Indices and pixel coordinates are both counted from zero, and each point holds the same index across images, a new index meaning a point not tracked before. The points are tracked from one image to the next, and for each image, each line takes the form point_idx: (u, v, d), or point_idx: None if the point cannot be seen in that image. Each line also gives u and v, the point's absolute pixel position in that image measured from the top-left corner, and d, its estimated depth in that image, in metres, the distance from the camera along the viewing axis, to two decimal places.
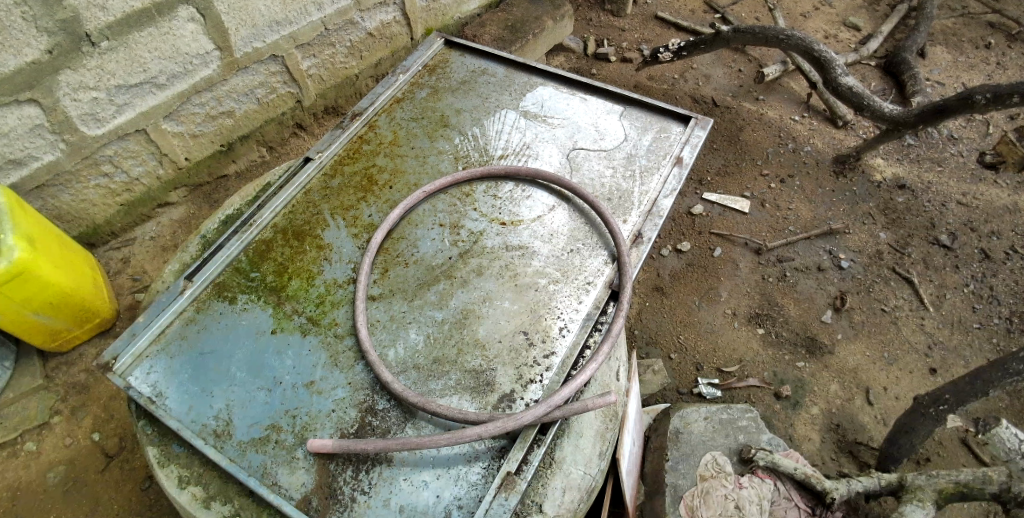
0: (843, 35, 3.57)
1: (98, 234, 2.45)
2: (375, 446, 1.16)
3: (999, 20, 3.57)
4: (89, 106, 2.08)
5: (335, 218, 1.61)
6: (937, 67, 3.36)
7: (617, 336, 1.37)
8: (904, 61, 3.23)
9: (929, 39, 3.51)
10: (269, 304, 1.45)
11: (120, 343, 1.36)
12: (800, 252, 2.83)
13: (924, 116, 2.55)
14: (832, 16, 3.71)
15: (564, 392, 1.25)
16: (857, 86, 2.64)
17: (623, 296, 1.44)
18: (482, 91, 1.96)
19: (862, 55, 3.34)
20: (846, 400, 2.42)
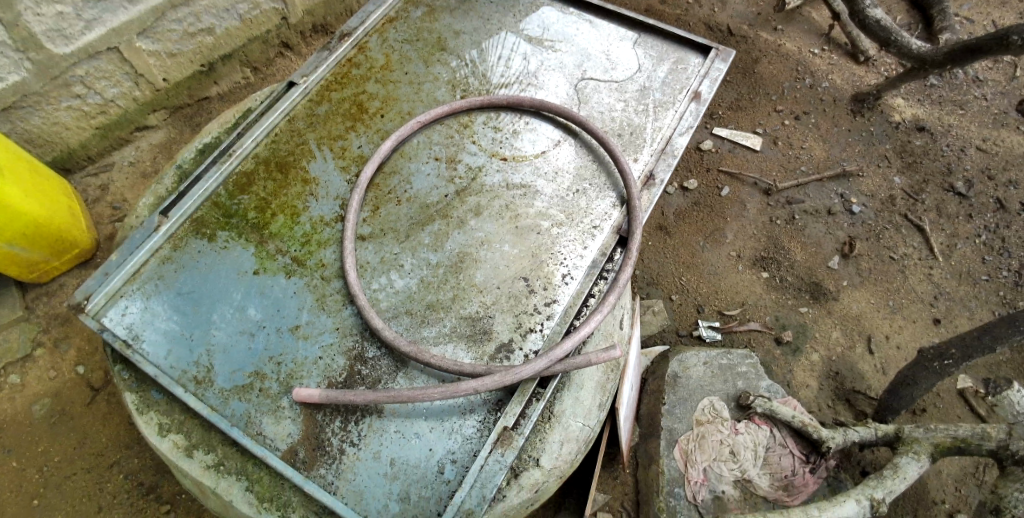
0: None
1: (73, 158, 2.31)
2: (365, 398, 1.10)
3: None
4: (53, 20, 1.88)
5: (321, 149, 1.48)
6: (968, 2, 3.11)
7: (625, 286, 1.28)
8: None
9: None
10: (251, 242, 1.34)
11: (93, 282, 1.27)
12: (810, 194, 2.71)
13: (954, 55, 2.34)
14: None
15: (566, 345, 1.17)
16: (886, 19, 2.45)
17: (633, 243, 1.34)
18: (483, 10, 1.77)
19: None
20: (847, 348, 2.38)
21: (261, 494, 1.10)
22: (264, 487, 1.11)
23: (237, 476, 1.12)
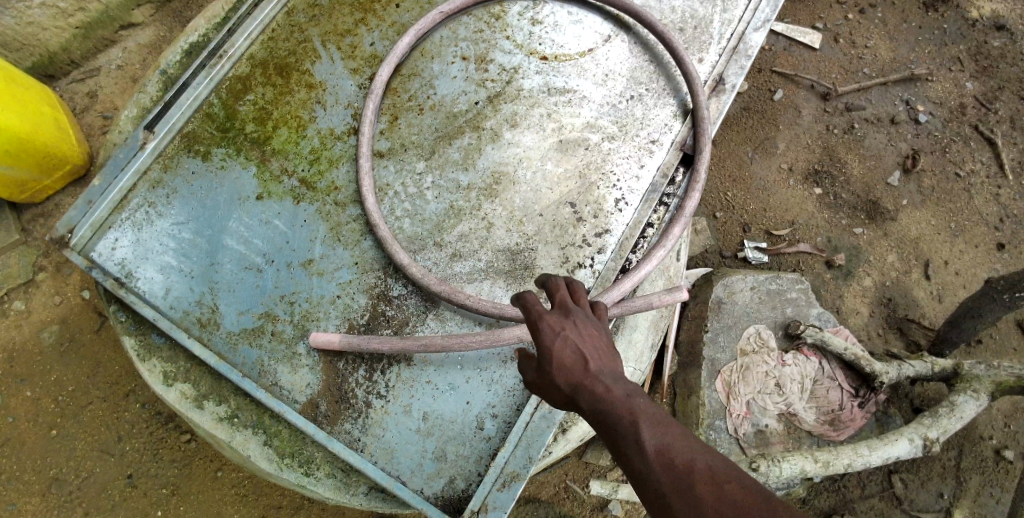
0: None
1: (55, 63, 2.07)
2: (392, 346, 0.96)
3: None
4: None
5: (327, 47, 1.24)
6: None
7: (692, 214, 1.09)
8: None
9: None
10: (252, 161, 1.15)
11: (75, 212, 1.10)
12: (873, 101, 2.40)
13: None
14: None
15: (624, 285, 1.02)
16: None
17: (702, 161, 1.13)
18: None
19: None
20: (902, 273, 2.20)
21: (281, 450, 1.00)
22: (284, 443, 1.00)
23: (253, 430, 1.01)
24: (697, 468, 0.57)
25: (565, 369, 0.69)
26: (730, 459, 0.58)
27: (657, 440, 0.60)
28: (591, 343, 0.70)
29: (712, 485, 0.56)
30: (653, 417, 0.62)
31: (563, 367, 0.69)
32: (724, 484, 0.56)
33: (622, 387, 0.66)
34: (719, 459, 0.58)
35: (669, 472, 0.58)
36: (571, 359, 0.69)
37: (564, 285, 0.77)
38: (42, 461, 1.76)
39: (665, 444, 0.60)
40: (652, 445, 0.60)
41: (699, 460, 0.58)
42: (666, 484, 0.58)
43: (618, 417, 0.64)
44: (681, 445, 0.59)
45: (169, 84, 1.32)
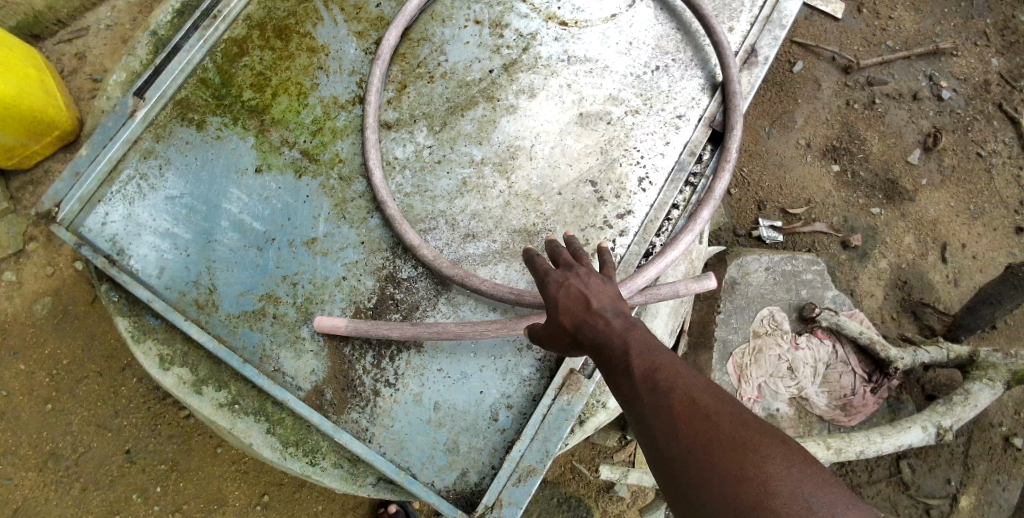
0: None
1: (41, 22, 1.98)
2: (402, 333, 0.91)
3: None
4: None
5: (330, 8, 1.15)
6: None
7: (721, 196, 1.03)
8: None
9: None
10: (250, 130, 1.07)
11: (61, 185, 1.03)
12: (895, 75, 2.30)
13: None
14: None
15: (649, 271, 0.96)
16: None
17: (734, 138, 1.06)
18: None
19: None
20: (918, 255, 2.14)
21: (284, 439, 0.96)
22: (287, 431, 0.96)
23: (255, 418, 0.96)
24: (681, 387, 0.62)
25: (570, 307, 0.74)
26: (713, 383, 0.62)
27: (649, 363, 0.65)
28: (598, 283, 0.75)
29: (693, 402, 0.60)
30: (646, 346, 0.67)
31: (568, 306, 0.74)
32: (703, 400, 0.60)
33: (622, 321, 0.70)
34: (702, 381, 0.62)
35: (655, 391, 0.63)
36: (575, 296, 0.74)
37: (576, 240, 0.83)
38: (37, 436, 1.72)
39: (655, 365, 0.65)
40: (644, 369, 0.65)
41: (685, 380, 0.62)
42: (653, 401, 0.62)
43: (615, 346, 0.68)
44: (668, 368, 0.64)
45: (161, 45, 1.23)
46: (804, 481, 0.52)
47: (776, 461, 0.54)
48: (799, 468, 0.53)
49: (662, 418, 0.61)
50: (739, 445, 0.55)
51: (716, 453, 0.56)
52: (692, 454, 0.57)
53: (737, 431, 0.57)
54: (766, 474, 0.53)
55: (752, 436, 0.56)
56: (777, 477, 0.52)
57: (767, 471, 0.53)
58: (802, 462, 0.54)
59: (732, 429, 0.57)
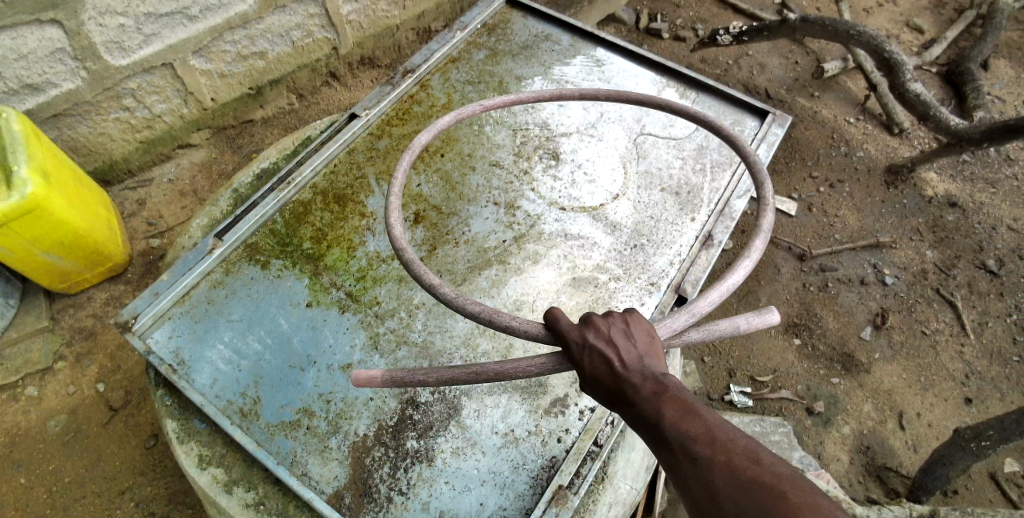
0: (906, 36, 3.58)
1: (114, 171, 2.30)
2: (446, 374, 0.93)
3: None
4: (114, 34, 1.93)
5: (379, 184, 1.48)
6: (1000, 82, 3.44)
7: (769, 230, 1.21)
8: (968, 71, 3.26)
9: (995, 50, 3.58)
10: (306, 273, 1.33)
11: (141, 302, 1.24)
12: (844, 262, 2.68)
13: (993, 133, 2.47)
14: (895, 13, 3.70)
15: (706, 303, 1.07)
16: (926, 94, 2.62)
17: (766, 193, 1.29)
18: (545, 59, 1.90)
19: (925, 61, 3.37)
20: (878, 423, 2.31)
21: None
22: None
23: None
24: (722, 454, 0.71)
25: (599, 368, 0.85)
26: (758, 453, 0.70)
27: (687, 431, 0.76)
28: (626, 345, 0.86)
29: (737, 471, 0.69)
30: (683, 412, 0.78)
31: (599, 370, 0.85)
32: (748, 468, 0.69)
33: (657, 385, 0.82)
34: (747, 447, 0.71)
35: (696, 458, 0.73)
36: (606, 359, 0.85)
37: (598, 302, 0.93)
38: None
39: (694, 433, 0.75)
40: (682, 435, 0.76)
41: (728, 447, 0.72)
42: (695, 468, 0.72)
43: (651, 412, 0.80)
44: (709, 437, 0.74)
45: (238, 203, 1.53)
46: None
47: None
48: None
49: (705, 485, 0.71)
50: (784, 509, 0.63)
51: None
52: None
53: (782, 496, 0.64)
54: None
55: (797, 505, 0.63)
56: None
57: None
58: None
59: (779, 496, 0.65)
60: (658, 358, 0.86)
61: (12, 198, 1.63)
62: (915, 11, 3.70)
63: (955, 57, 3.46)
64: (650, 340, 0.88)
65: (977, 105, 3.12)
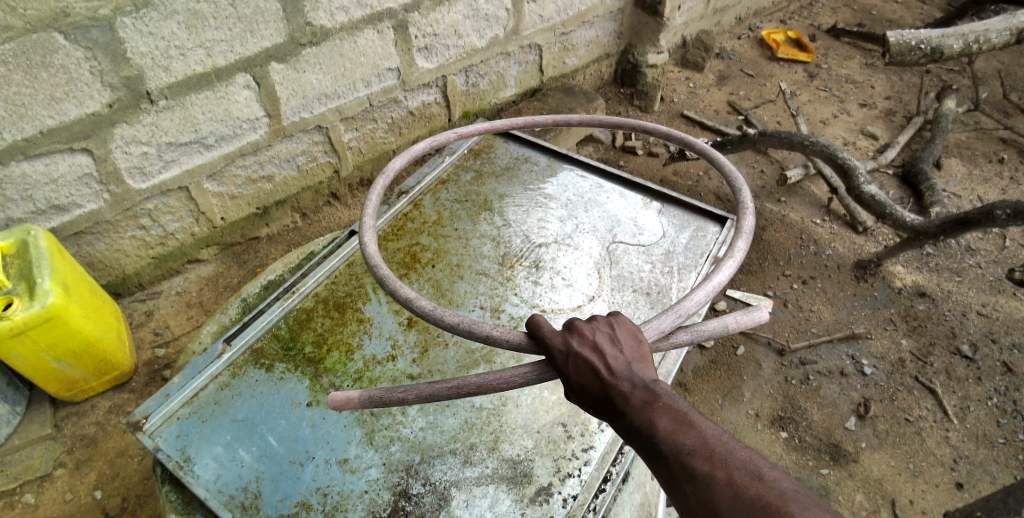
0: (862, 142, 3.94)
1: (126, 284, 2.45)
2: (422, 391, 1.13)
3: (1010, 136, 4.05)
4: (137, 160, 2.17)
5: (376, 292, 1.63)
6: (954, 179, 3.75)
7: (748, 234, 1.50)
8: (921, 171, 3.57)
9: (946, 151, 3.96)
10: (307, 375, 1.44)
11: (154, 403, 1.35)
12: (822, 355, 2.76)
13: (947, 227, 2.71)
14: (850, 123, 4.10)
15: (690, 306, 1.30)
16: (879, 194, 2.90)
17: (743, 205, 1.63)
18: (524, 178, 2.15)
19: (880, 164, 3.71)
20: (872, 513, 2.30)
21: None
22: None
23: None
24: (725, 468, 0.88)
25: (592, 374, 1.04)
26: (749, 465, 0.87)
27: (684, 440, 0.93)
28: (614, 354, 1.05)
29: (731, 481, 0.86)
30: (677, 422, 0.95)
31: (591, 377, 1.04)
32: (749, 481, 0.85)
33: (646, 391, 1.00)
34: (743, 460, 0.88)
35: (698, 468, 0.89)
36: (597, 366, 1.04)
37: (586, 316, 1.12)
38: None
39: (695, 445, 0.92)
40: (679, 443, 0.93)
41: (730, 462, 0.88)
42: (696, 475, 0.89)
43: (643, 416, 0.97)
44: (702, 447, 0.91)
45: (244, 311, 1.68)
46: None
47: None
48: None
49: (703, 491, 0.87)
50: (775, 512, 0.80)
51: None
52: None
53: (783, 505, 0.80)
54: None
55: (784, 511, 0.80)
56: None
57: None
58: None
59: (772, 502, 0.81)
60: (644, 365, 1.05)
61: (33, 308, 1.75)
62: (867, 120, 4.12)
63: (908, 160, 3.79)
64: (633, 349, 1.07)
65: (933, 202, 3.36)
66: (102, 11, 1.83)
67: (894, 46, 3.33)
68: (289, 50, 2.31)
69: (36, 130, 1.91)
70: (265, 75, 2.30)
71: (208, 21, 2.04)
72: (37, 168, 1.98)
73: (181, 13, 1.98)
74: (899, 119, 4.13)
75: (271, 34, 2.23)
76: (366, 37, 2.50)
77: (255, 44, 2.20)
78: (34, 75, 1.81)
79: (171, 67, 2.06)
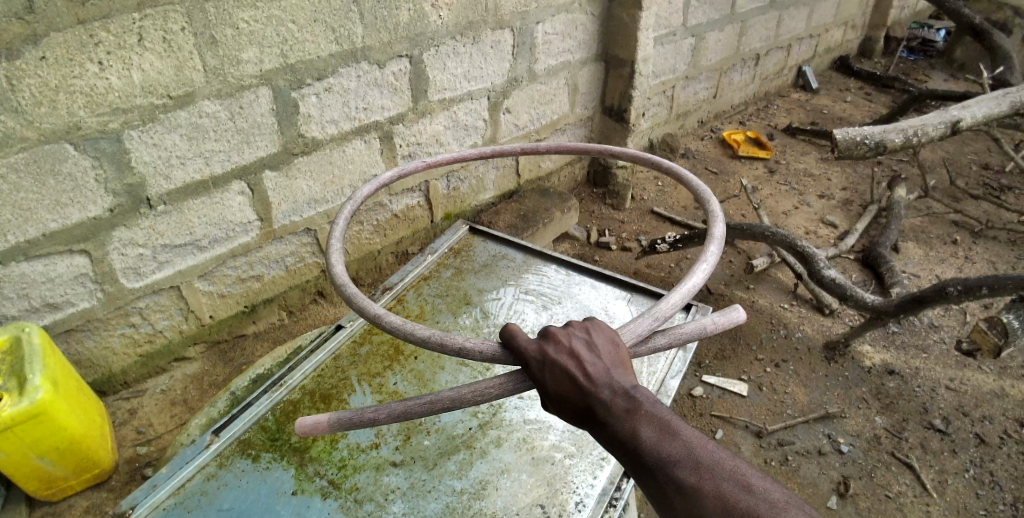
0: (823, 230, 4.21)
1: (111, 382, 2.45)
2: (396, 410, 1.20)
3: (961, 220, 4.38)
4: (133, 260, 2.29)
5: (361, 384, 1.74)
6: (912, 260, 3.98)
7: (719, 239, 1.62)
8: (879, 255, 3.77)
9: (902, 235, 4.24)
10: (292, 464, 1.49)
11: (140, 493, 1.39)
12: (799, 436, 2.80)
13: (905, 306, 2.87)
14: (811, 214, 4.39)
15: (668, 311, 1.40)
16: (839, 277, 3.08)
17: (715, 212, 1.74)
18: (501, 274, 2.30)
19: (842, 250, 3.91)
20: None
21: None
22: None
23: None
24: (713, 479, 0.97)
25: (571, 382, 1.12)
26: (736, 476, 0.97)
27: (669, 449, 1.03)
28: (593, 361, 1.13)
29: (719, 493, 0.96)
30: (660, 430, 1.05)
31: (571, 385, 1.12)
32: (737, 491, 0.95)
33: (627, 399, 1.09)
34: (730, 471, 0.98)
35: (686, 477, 0.99)
36: (576, 374, 1.12)
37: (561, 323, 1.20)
38: None
39: (681, 455, 1.01)
40: (664, 452, 1.02)
41: (716, 472, 0.98)
42: (685, 485, 0.99)
43: (626, 424, 1.06)
44: (689, 459, 1.00)
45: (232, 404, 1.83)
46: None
47: None
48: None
49: (690, 501, 0.97)
50: None
51: None
52: None
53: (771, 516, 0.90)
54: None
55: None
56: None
57: None
58: None
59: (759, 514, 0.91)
60: (622, 371, 1.14)
61: (22, 404, 1.76)
62: (826, 210, 4.43)
63: (866, 246, 4.02)
64: (609, 354, 1.16)
65: (892, 283, 3.52)
66: (111, 124, 2.03)
67: (842, 142, 3.61)
68: (283, 159, 2.54)
69: (39, 233, 2.03)
70: (258, 182, 2.50)
71: (208, 134, 2.27)
72: (35, 269, 2.07)
73: (184, 127, 2.19)
74: (856, 207, 4.46)
75: (266, 146, 2.46)
76: (354, 147, 2.75)
77: (250, 154, 2.42)
78: (42, 182, 1.97)
79: (171, 176, 2.24)
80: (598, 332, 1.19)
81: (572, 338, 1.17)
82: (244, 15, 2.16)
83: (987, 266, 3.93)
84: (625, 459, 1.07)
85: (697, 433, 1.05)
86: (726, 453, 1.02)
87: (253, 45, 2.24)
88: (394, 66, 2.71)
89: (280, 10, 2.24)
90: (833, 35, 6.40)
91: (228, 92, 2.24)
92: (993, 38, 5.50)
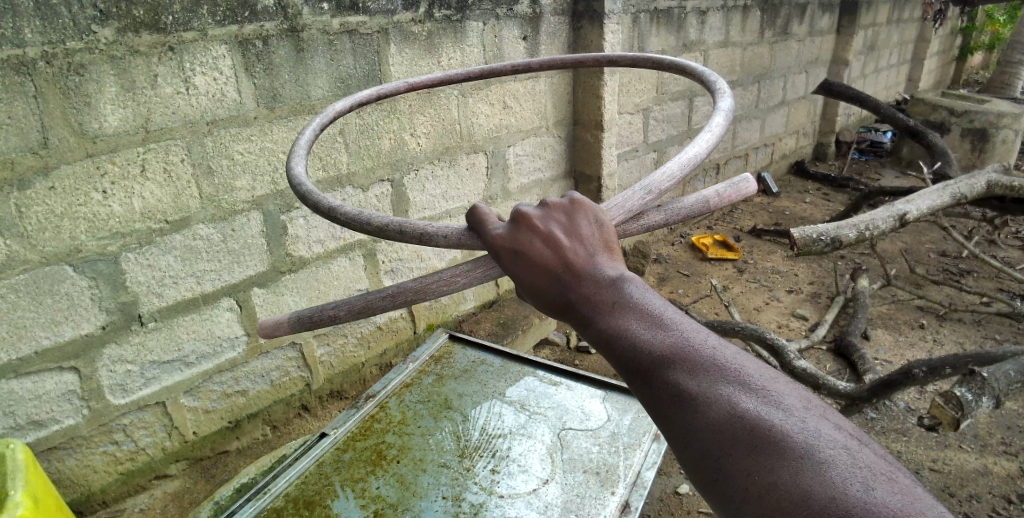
0: (794, 322, 4.38)
1: (89, 501, 2.40)
2: (357, 306, 1.38)
3: (925, 304, 4.61)
4: (120, 377, 2.34)
5: (344, 489, 1.84)
6: (882, 347, 4.12)
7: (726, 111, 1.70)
8: (849, 343, 3.90)
9: (871, 323, 4.41)
10: None
11: None
12: None
13: (875, 389, 2.92)
14: (781, 308, 4.60)
15: (666, 186, 1.50)
16: (810, 367, 3.14)
17: (721, 89, 1.85)
18: (481, 378, 2.40)
19: (814, 341, 4.04)
20: None
21: None
22: None
23: None
24: (714, 381, 1.03)
25: (553, 274, 1.18)
26: (736, 379, 1.02)
27: (665, 348, 1.08)
28: (575, 251, 1.20)
29: (720, 399, 1.01)
30: (656, 329, 1.10)
31: (553, 278, 1.18)
32: (741, 395, 1.01)
33: (615, 291, 1.15)
34: (732, 374, 1.03)
35: (687, 380, 1.04)
36: (557, 265, 1.18)
37: (536, 209, 1.24)
38: None
39: (680, 356, 1.06)
40: (663, 352, 1.08)
41: (719, 374, 1.03)
42: (682, 386, 1.04)
43: (615, 320, 1.12)
44: (688, 363, 1.06)
45: (216, 513, 2.02)
46: (844, 457, 0.90)
47: (790, 449, 0.93)
48: (832, 443, 0.93)
49: (689, 405, 1.03)
50: (768, 432, 0.96)
51: (739, 438, 0.97)
52: (715, 436, 0.99)
53: (779, 422, 0.96)
54: (807, 448, 0.92)
55: (775, 431, 0.95)
56: (819, 456, 0.91)
57: (786, 457, 0.92)
58: (822, 439, 0.93)
59: (766, 424, 0.97)
60: (606, 260, 1.20)
61: None
62: (795, 304, 4.64)
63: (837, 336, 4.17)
64: (591, 241, 1.22)
65: (865, 370, 3.64)
66: (110, 247, 2.19)
67: (800, 239, 3.83)
68: (270, 277, 2.69)
69: (32, 350, 2.10)
70: (247, 299, 2.64)
71: (200, 254, 2.43)
72: (24, 386, 2.11)
73: (178, 248, 2.36)
74: (824, 300, 4.70)
75: (255, 264, 2.62)
76: (338, 264, 2.93)
77: (240, 272, 2.58)
78: (40, 301, 2.08)
79: (164, 294, 2.37)
80: (577, 217, 1.25)
81: (552, 226, 1.22)
82: (239, 148, 2.42)
83: (954, 347, 4.10)
84: (616, 355, 1.13)
85: (695, 329, 1.11)
86: (726, 352, 1.07)
87: (246, 174, 2.48)
88: (376, 189, 2.97)
89: (272, 143, 2.51)
90: (786, 143, 7.02)
91: (220, 216, 2.44)
92: (927, 138, 6.08)
